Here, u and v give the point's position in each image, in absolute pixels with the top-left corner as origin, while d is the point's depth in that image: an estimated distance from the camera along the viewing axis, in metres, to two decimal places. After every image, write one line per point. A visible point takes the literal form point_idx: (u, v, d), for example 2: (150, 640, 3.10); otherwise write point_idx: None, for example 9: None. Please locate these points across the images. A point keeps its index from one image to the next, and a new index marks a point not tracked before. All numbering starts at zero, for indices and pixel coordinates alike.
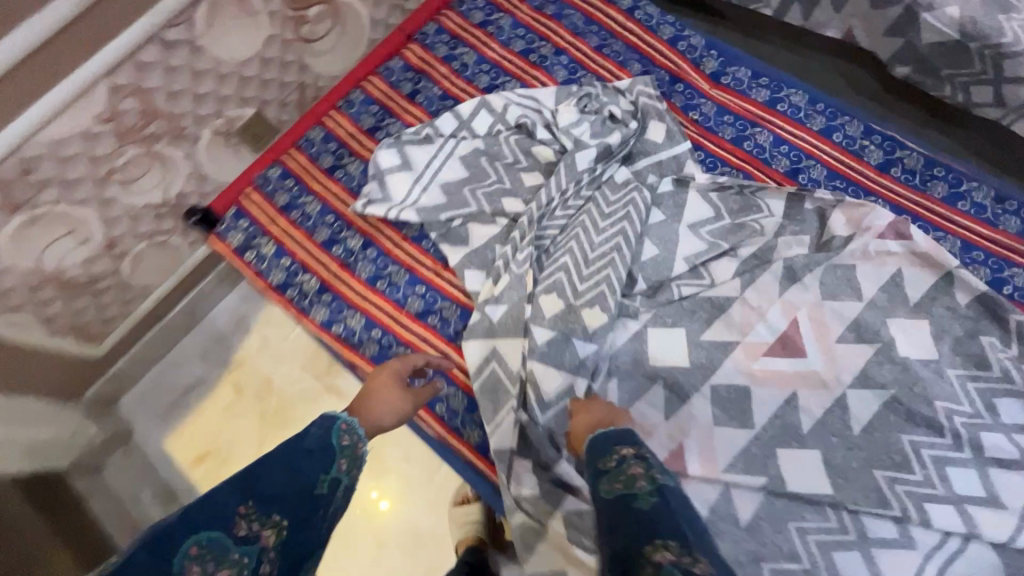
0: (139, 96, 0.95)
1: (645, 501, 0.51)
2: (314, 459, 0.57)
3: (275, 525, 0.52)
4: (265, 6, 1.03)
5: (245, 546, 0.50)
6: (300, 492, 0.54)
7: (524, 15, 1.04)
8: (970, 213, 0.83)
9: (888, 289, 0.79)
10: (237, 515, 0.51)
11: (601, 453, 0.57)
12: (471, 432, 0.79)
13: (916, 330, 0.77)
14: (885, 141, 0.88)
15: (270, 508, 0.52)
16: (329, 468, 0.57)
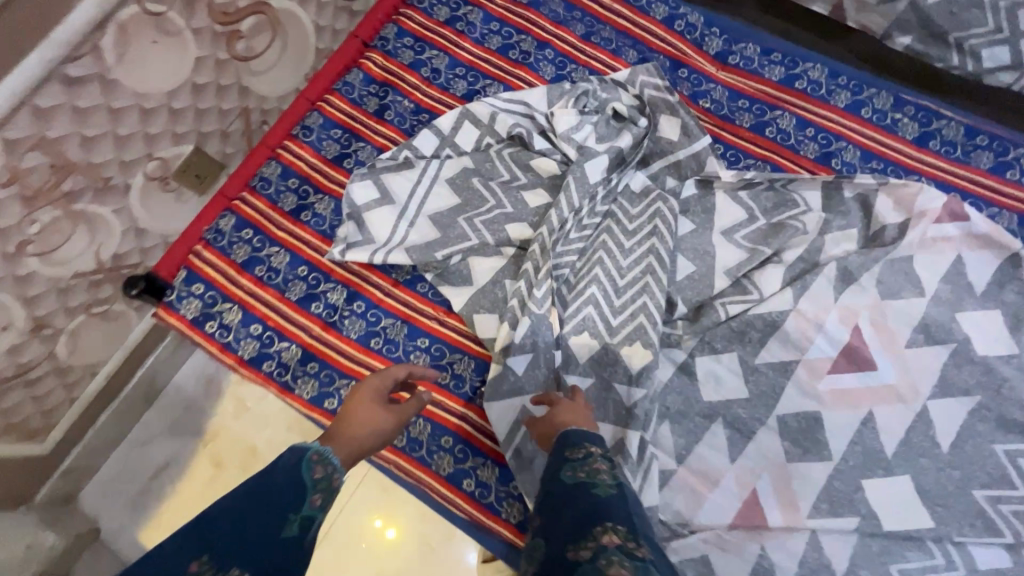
0: (45, 148, 0.77)
1: (603, 489, 0.49)
2: (281, 498, 0.49)
3: None
4: (189, 23, 0.86)
5: None
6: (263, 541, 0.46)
7: (495, 5, 0.90)
8: (1021, 183, 0.75)
9: (952, 279, 0.70)
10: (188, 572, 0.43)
11: (569, 443, 0.55)
12: (510, 507, 0.67)
13: (989, 323, 0.68)
14: (918, 112, 0.80)
15: (226, 562, 0.44)
16: (298, 506, 0.49)
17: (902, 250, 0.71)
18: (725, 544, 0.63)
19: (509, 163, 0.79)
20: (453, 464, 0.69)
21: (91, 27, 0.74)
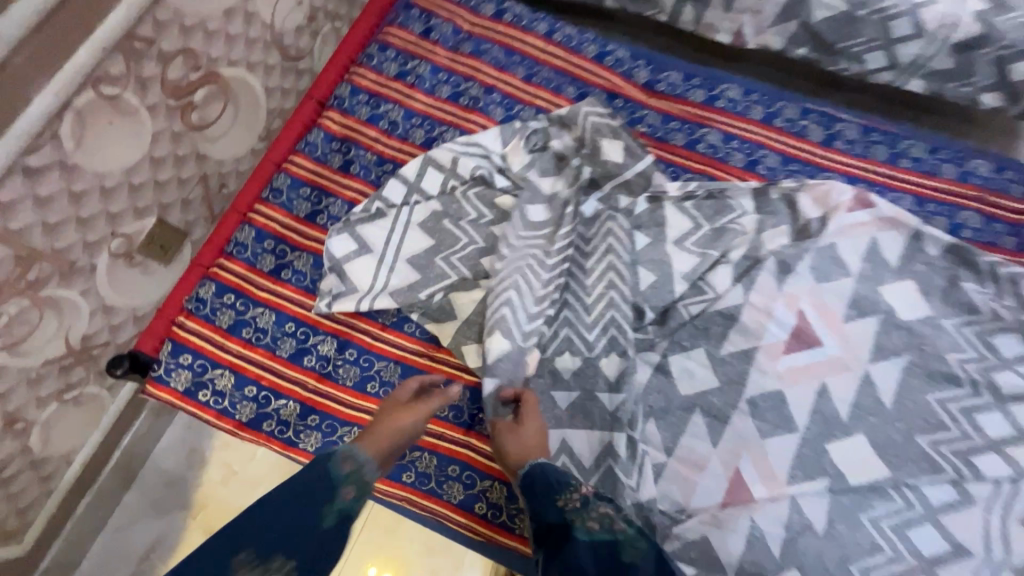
0: (9, 241, 0.77)
1: (627, 542, 0.59)
2: (315, 492, 0.55)
3: (280, 566, 0.51)
4: (144, 101, 0.88)
5: None
6: (305, 530, 0.53)
7: (441, 57, 0.97)
8: (913, 168, 0.88)
9: (871, 258, 0.81)
10: (233, 566, 0.49)
11: (562, 492, 0.63)
12: (523, 523, 0.72)
13: (906, 292, 0.80)
14: (821, 118, 0.92)
15: (271, 551, 0.51)
16: (332, 498, 0.56)
17: (827, 239, 0.82)
18: (720, 522, 0.69)
19: (474, 199, 0.85)
20: (463, 491, 0.73)
21: (49, 118, 0.75)
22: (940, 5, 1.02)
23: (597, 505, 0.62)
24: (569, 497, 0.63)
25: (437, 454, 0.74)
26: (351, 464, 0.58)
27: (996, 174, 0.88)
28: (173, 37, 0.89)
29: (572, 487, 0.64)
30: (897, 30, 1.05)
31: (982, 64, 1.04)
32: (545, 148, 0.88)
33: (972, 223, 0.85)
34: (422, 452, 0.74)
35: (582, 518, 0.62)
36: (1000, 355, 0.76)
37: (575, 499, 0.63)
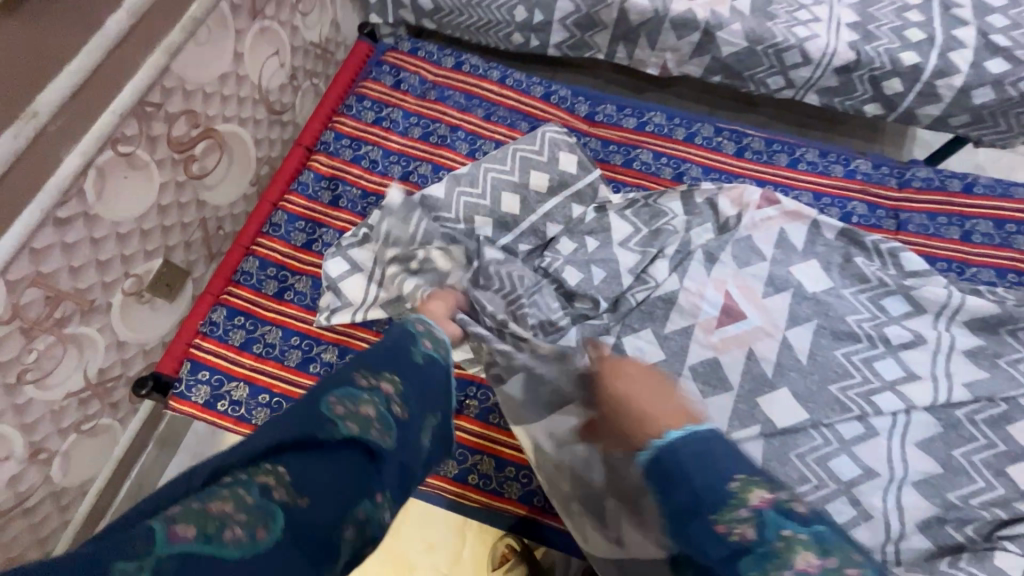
0: (41, 284, 0.87)
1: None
2: (402, 343, 0.63)
3: (390, 379, 0.58)
4: (152, 156, 1.01)
5: (371, 392, 0.55)
6: (405, 361, 0.61)
7: (412, 104, 1.14)
8: (810, 170, 1.07)
9: (783, 245, 0.98)
10: (355, 375, 0.56)
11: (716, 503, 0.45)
12: (510, 488, 0.91)
13: (810, 270, 0.96)
14: (732, 134, 1.11)
15: (380, 371, 0.58)
16: (417, 345, 0.64)
17: (747, 230, 0.98)
18: None
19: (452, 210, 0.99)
20: (458, 467, 0.92)
21: (76, 175, 0.87)
22: (821, 38, 1.24)
23: (784, 536, 0.42)
24: (736, 524, 0.44)
25: None
26: (423, 325, 0.68)
27: (875, 170, 1.07)
28: (177, 101, 1.02)
29: (741, 505, 0.44)
30: (790, 59, 1.27)
31: (861, 83, 1.26)
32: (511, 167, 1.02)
33: (859, 210, 1.03)
34: None
35: (762, 567, 0.42)
36: (889, 314, 0.93)
37: (749, 532, 0.43)
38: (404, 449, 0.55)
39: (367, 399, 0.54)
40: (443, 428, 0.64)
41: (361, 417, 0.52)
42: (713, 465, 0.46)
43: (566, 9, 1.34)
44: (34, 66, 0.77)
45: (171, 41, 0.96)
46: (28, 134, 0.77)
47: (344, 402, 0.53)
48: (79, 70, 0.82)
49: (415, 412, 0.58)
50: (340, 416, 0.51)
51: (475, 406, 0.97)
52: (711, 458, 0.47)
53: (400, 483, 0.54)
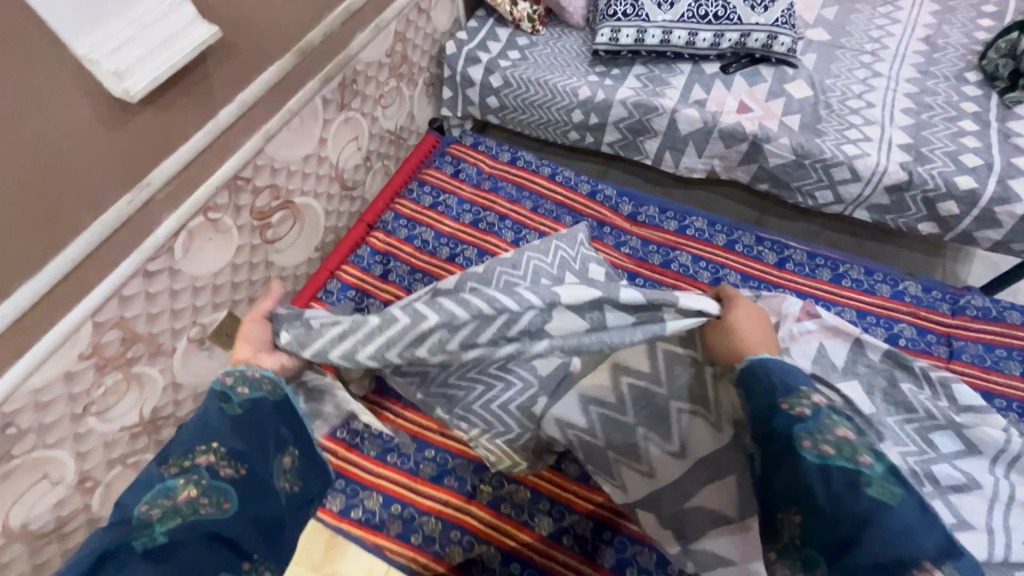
0: (121, 326, 0.99)
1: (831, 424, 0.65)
2: (216, 409, 0.72)
3: (212, 449, 0.67)
4: (235, 222, 1.14)
5: (185, 474, 0.64)
6: (219, 421, 0.70)
7: (466, 193, 1.24)
8: (854, 288, 1.05)
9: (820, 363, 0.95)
10: (162, 469, 0.65)
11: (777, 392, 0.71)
12: None
13: (852, 392, 0.92)
14: (774, 245, 1.12)
15: (202, 443, 0.67)
16: (230, 398, 0.74)
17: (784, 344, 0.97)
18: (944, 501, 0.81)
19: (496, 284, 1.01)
20: (463, 552, 1.00)
21: (170, 235, 1.00)
22: (871, 157, 1.25)
23: (831, 419, 0.66)
24: (798, 405, 0.68)
25: (442, 522, 1.03)
26: (232, 375, 0.77)
27: (925, 294, 1.03)
28: (264, 177, 1.17)
29: (803, 397, 0.69)
30: (838, 174, 1.28)
31: (914, 202, 1.25)
32: (553, 262, 1.05)
33: (908, 333, 0.99)
34: (428, 514, 1.04)
35: (813, 434, 0.64)
36: (938, 450, 0.86)
37: (805, 411, 0.67)
38: (249, 503, 0.66)
39: (185, 483, 0.63)
40: (305, 463, 0.80)
41: (187, 502, 0.62)
42: (790, 376, 0.73)
43: (620, 115, 1.45)
44: (156, 147, 0.92)
45: (269, 128, 1.12)
46: (138, 200, 0.92)
47: (158, 502, 0.61)
48: (191, 150, 0.97)
49: (250, 455, 0.69)
50: (155, 520, 0.60)
51: (488, 491, 1.05)
52: (778, 371, 0.74)
53: (262, 534, 0.66)
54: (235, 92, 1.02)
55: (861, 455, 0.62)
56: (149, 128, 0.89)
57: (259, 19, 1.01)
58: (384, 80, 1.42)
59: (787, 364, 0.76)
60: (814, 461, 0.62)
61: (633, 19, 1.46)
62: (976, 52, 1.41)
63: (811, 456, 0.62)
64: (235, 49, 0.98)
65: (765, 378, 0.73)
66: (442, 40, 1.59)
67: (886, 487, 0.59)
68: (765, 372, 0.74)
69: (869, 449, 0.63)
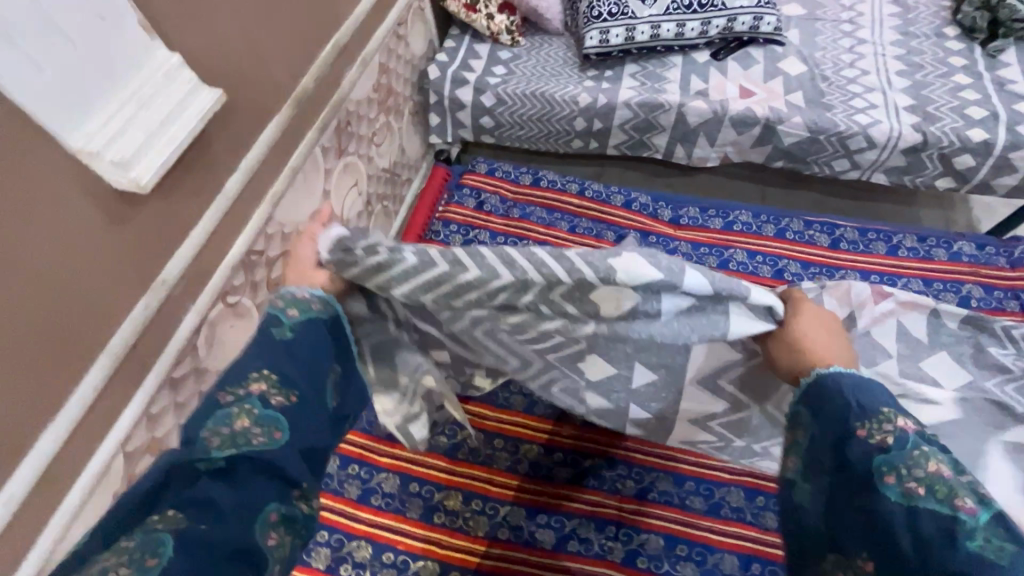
0: (153, 448, 0.84)
1: (925, 458, 0.48)
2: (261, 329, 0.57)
3: (261, 375, 0.53)
4: (254, 302, 1.01)
5: (237, 401, 0.52)
6: (269, 345, 0.55)
7: (497, 225, 1.16)
8: (912, 256, 1.05)
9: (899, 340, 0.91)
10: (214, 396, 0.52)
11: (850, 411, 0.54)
12: None
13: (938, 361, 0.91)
14: (823, 227, 1.10)
15: (252, 363, 0.54)
16: (279, 319, 0.58)
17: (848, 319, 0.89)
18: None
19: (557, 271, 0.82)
20: None
21: (192, 333, 0.86)
22: (884, 123, 1.27)
23: (925, 452, 0.48)
24: (880, 431, 0.51)
25: None
26: (281, 295, 0.60)
27: (980, 251, 1.05)
28: (276, 245, 1.04)
29: (885, 422, 0.51)
30: (855, 144, 1.29)
31: (931, 161, 1.27)
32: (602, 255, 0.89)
33: (976, 293, 1.00)
34: None
35: (898, 468, 0.48)
36: None
37: (889, 439, 0.50)
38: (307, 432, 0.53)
39: (236, 410, 0.51)
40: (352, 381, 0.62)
41: (238, 434, 0.50)
42: (872, 394, 0.55)
43: (625, 116, 1.40)
44: (167, 237, 0.79)
45: (276, 190, 1.00)
46: (155, 303, 0.78)
47: (216, 431, 0.50)
48: (203, 230, 0.84)
49: (309, 376, 0.56)
50: (215, 446, 0.49)
51: (619, 547, 0.87)
52: (864, 387, 0.56)
53: (315, 471, 0.53)
54: (239, 158, 0.89)
55: (961, 499, 0.45)
56: (156, 218, 0.76)
57: (254, 72, 0.89)
58: (374, 116, 1.31)
59: (866, 379, 0.57)
60: (898, 502, 0.47)
61: (620, 18, 1.42)
62: (947, 8, 1.46)
63: (894, 495, 0.47)
64: (234, 111, 0.86)
65: (839, 395, 0.56)
66: (421, 64, 1.49)
67: (995, 543, 0.42)
68: (837, 392, 0.56)
69: (976, 490, 0.46)
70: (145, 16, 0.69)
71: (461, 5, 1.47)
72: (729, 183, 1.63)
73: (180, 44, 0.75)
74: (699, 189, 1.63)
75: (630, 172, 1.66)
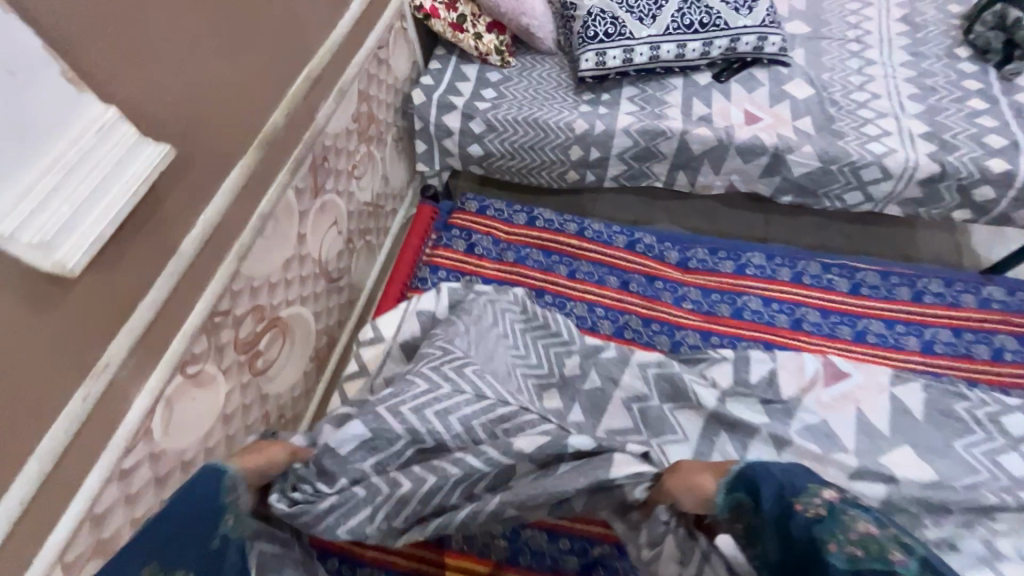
0: (102, 551, 0.74)
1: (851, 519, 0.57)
2: None
3: None
4: (219, 367, 0.90)
5: None
6: None
7: (490, 270, 1.06)
8: (939, 302, 0.98)
9: (898, 426, 0.85)
10: None
11: (791, 487, 0.61)
12: None
13: (943, 432, 0.84)
14: (842, 270, 1.03)
15: None
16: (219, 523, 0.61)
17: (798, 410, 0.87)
18: None
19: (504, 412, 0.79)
20: None
21: (145, 417, 0.76)
22: (899, 152, 1.20)
23: (850, 515, 0.58)
24: (813, 505, 0.59)
25: None
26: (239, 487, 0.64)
27: (1010, 297, 0.98)
28: (245, 301, 0.93)
29: (814, 493, 0.60)
30: (868, 175, 1.22)
31: (948, 192, 1.20)
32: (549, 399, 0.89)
33: (1010, 344, 0.93)
34: None
35: (836, 536, 0.57)
36: None
37: (820, 509, 0.59)
38: None
39: None
40: None
41: None
42: (797, 474, 0.63)
43: (625, 144, 1.31)
44: (105, 318, 0.67)
45: (242, 243, 0.88)
46: (96, 392, 0.67)
47: None
48: (155, 301, 0.73)
49: None
50: None
51: None
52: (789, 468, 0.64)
53: None
54: (196, 213, 0.78)
55: (893, 553, 0.54)
56: (89, 298, 0.65)
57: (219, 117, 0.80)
58: (354, 148, 1.21)
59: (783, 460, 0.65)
60: (846, 569, 0.55)
61: (616, 39, 1.33)
62: (957, 26, 1.40)
63: (840, 561, 0.56)
64: (193, 162, 0.76)
65: (765, 474, 0.63)
66: (404, 88, 1.39)
67: None
68: (766, 473, 0.63)
69: (898, 539, 0.56)
70: (70, 67, 0.59)
71: (447, 24, 1.37)
72: (727, 213, 1.55)
73: (119, 95, 0.65)
74: (695, 220, 1.55)
75: (624, 204, 1.59)
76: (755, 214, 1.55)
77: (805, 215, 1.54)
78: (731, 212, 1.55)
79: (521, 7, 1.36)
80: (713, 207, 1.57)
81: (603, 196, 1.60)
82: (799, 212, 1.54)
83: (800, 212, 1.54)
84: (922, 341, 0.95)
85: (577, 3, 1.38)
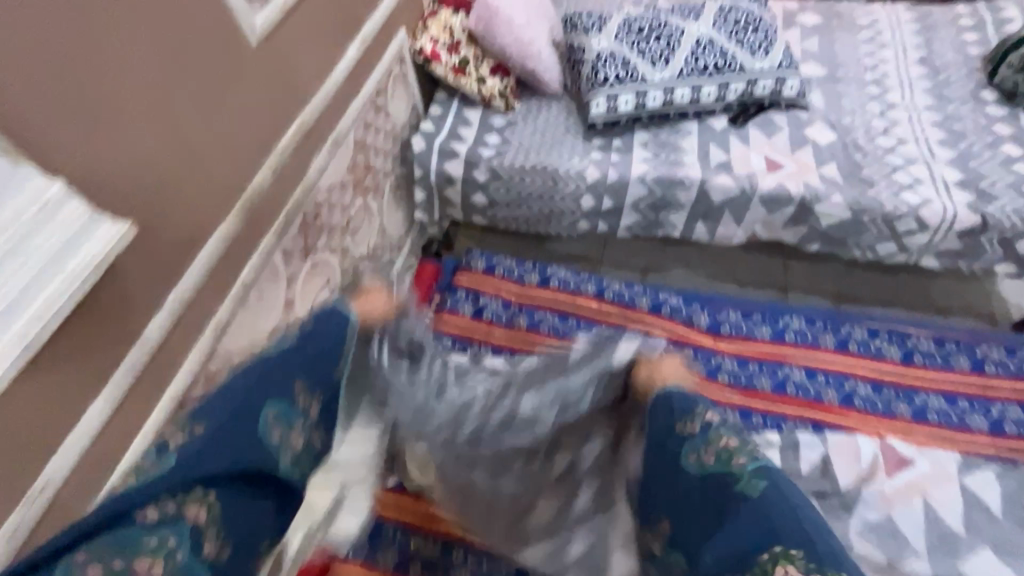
0: None
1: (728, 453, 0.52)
2: None
3: None
4: None
5: None
6: None
7: (501, 339, 0.96)
8: (1001, 373, 0.89)
9: (974, 524, 0.74)
10: None
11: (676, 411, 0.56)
12: None
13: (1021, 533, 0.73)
14: (890, 335, 0.94)
15: None
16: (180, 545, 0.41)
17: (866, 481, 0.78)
18: None
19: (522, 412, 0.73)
20: None
21: None
22: (936, 203, 1.12)
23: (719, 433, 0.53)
24: (688, 423, 0.54)
25: None
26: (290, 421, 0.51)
27: None
28: None
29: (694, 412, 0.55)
30: (903, 227, 1.14)
31: (989, 244, 1.12)
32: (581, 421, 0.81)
33: None
34: None
35: (697, 447, 0.53)
36: None
37: (694, 427, 0.54)
38: None
39: None
40: None
41: None
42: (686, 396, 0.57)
43: (639, 194, 1.23)
44: (42, 429, 0.56)
45: (221, 320, 0.77)
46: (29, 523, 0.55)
47: None
48: (109, 401, 0.62)
49: None
50: None
51: None
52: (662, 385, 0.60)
53: None
54: (163, 290, 0.67)
55: (736, 455, 0.51)
56: (20, 409, 0.53)
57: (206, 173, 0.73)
58: (349, 201, 1.11)
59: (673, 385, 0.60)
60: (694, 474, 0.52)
61: (628, 83, 1.26)
62: (979, 69, 1.35)
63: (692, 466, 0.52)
64: (159, 232, 0.66)
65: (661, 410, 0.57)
66: (403, 134, 1.30)
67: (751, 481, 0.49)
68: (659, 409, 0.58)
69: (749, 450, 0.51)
70: (3, 135, 0.49)
71: (449, 68, 1.30)
72: (743, 261, 1.46)
73: (79, 168, 0.57)
74: (710, 270, 1.45)
75: (633, 252, 1.49)
76: (773, 262, 1.45)
77: (827, 261, 1.44)
78: (746, 261, 1.46)
79: (526, 50, 1.30)
80: (728, 254, 1.47)
81: (611, 245, 1.50)
82: (821, 259, 1.44)
83: (822, 258, 1.44)
84: (990, 420, 0.84)
85: (585, 46, 1.31)
